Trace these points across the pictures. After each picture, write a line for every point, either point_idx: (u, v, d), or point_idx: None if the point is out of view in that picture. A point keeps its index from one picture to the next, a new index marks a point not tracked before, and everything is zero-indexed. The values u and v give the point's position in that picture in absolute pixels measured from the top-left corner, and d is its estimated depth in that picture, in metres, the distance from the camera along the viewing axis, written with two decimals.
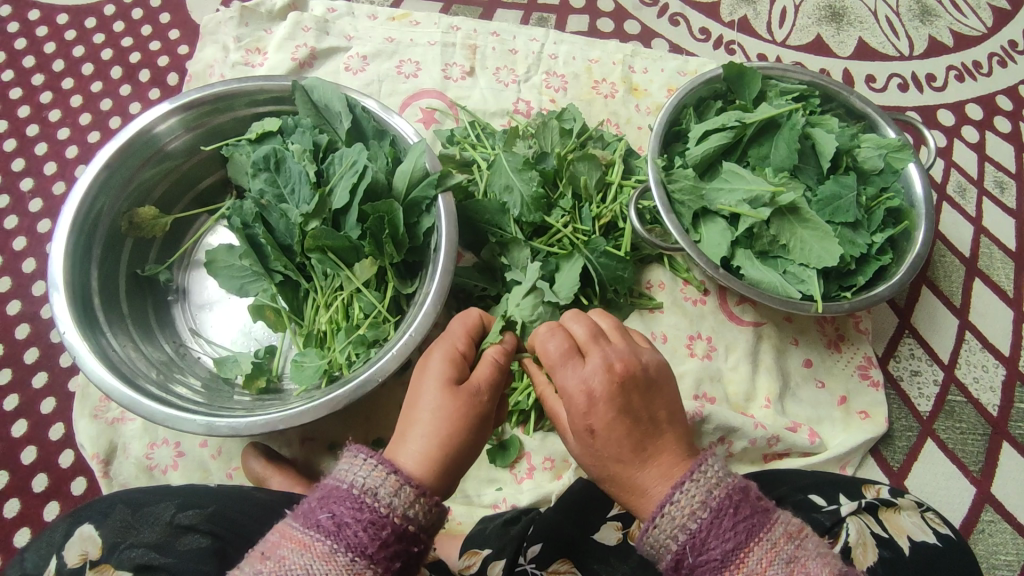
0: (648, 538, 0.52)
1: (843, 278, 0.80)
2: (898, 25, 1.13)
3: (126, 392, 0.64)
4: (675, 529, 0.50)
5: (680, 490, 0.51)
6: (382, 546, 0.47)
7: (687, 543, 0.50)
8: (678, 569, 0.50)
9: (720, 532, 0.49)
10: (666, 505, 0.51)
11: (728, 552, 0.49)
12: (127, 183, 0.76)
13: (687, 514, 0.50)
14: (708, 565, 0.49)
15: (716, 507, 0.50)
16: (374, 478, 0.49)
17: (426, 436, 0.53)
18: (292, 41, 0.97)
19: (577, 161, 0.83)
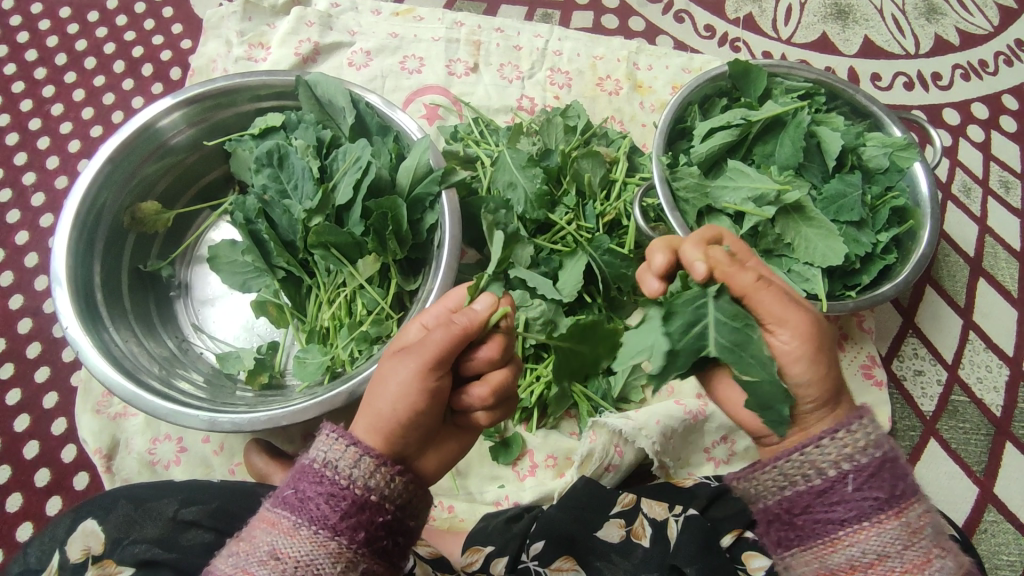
0: (796, 460, 0.51)
1: (847, 277, 0.79)
2: (904, 23, 1.13)
3: (128, 387, 0.64)
4: (842, 456, 0.50)
5: (847, 428, 0.50)
6: (343, 517, 0.48)
7: (854, 475, 0.50)
8: (825, 497, 0.50)
9: (887, 477, 0.50)
10: (828, 437, 0.50)
11: (890, 497, 0.49)
12: (129, 177, 0.76)
13: (861, 447, 0.50)
14: (865, 504, 0.49)
15: (879, 458, 0.50)
16: (331, 449, 0.50)
17: (365, 402, 0.52)
18: (295, 36, 0.96)
19: (581, 158, 0.82)
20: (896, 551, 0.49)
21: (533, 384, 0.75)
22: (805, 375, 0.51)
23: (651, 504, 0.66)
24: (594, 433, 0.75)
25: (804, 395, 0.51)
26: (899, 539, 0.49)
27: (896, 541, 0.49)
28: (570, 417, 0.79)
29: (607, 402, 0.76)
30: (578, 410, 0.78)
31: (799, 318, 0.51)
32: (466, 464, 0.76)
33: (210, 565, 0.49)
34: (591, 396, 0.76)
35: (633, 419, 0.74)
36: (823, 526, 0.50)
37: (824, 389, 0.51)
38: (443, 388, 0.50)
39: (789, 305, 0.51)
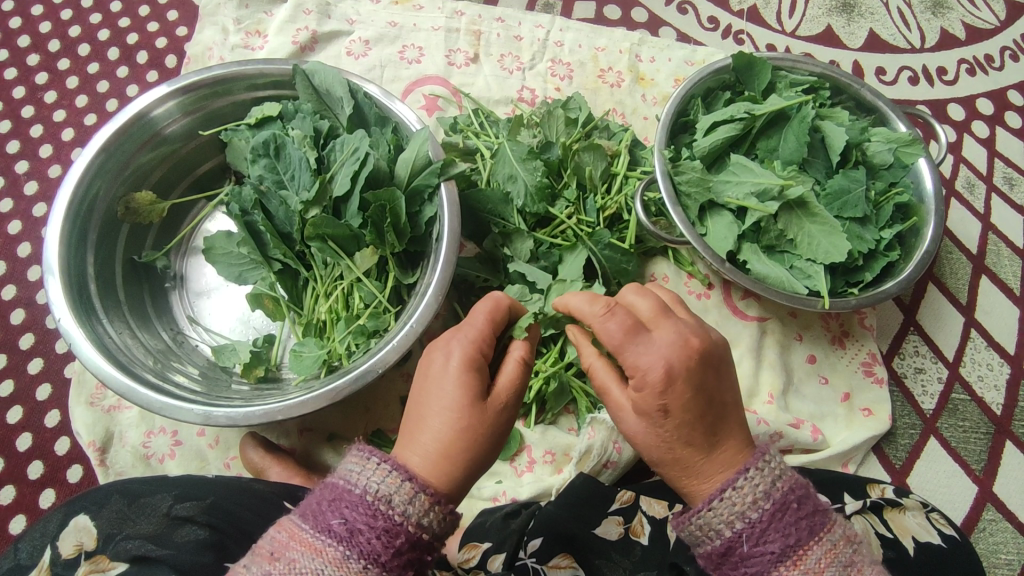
0: (689, 522, 0.52)
1: (850, 274, 0.78)
2: (910, 17, 1.11)
3: (121, 379, 0.63)
4: (734, 516, 0.50)
5: (733, 486, 0.51)
6: (395, 554, 0.47)
7: (746, 533, 0.49)
8: (727, 555, 0.51)
9: (781, 527, 0.49)
10: (717, 499, 0.51)
11: (787, 548, 0.48)
12: (124, 167, 0.75)
13: (748, 504, 0.50)
14: (763, 557, 0.49)
15: (773, 508, 0.50)
16: (395, 490, 0.48)
17: (438, 441, 0.52)
18: (293, 24, 0.95)
19: (583, 151, 0.81)
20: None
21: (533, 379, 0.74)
22: (635, 430, 0.55)
23: (650, 503, 0.66)
24: (593, 429, 0.74)
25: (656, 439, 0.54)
26: None
27: None
28: (568, 413, 0.79)
29: None
30: (576, 406, 0.78)
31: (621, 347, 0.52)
32: None
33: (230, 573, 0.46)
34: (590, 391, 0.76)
35: None
36: None
37: (646, 440, 0.55)
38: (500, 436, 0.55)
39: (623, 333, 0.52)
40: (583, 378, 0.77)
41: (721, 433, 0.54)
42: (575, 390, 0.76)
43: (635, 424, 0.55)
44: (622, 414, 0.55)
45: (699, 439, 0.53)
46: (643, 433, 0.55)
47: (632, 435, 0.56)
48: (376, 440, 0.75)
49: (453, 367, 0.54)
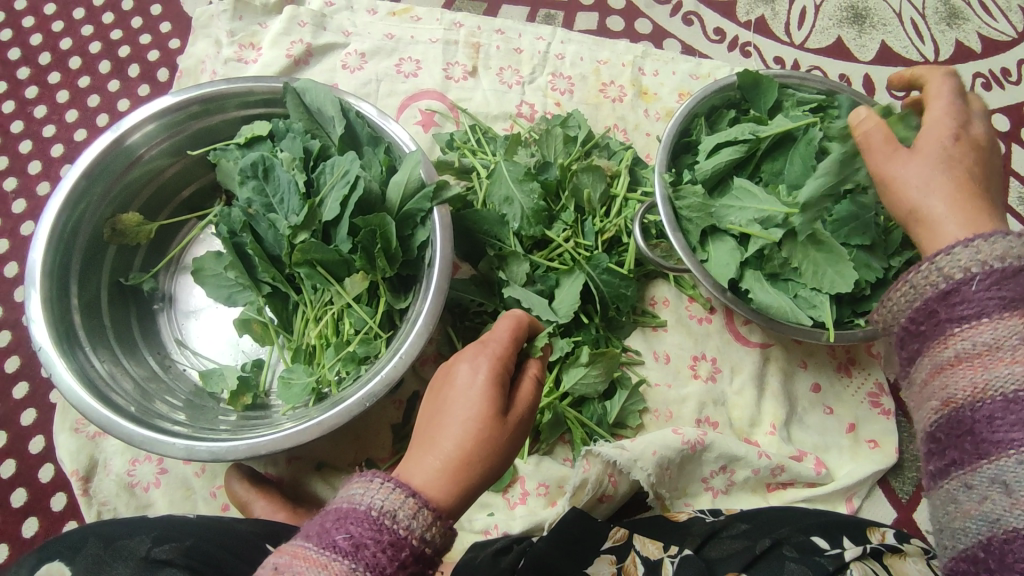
0: (908, 276, 0.50)
1: (856, 303, 0.75)
2: (924, 28, 1.08)
3: (101, 411, 0.62)
4: (973, 263, 0.46)
5: (979, 239, 0.47)
6: (401, 568, 0.43)
7: (981, 276, 0.45)
8: (945, 298, 0.47)
9: (1016, 284, 0.44)
10: (959, 245, 0.48)
11: (1020, 298, 0.44)
12: (110, 188, 0.73)
13: (992, 252, 0.46)
14: (987, 302, 0.45)
15: (1021, 266, 0.45)
16: (394, 505, 0.44)
17: (456, 451, 0.49)
18: (287, 36, 0.93)
19: (580, 172, 0.79)
20: (1017, 349, 0.43)
21: None
22: (908, 173, 0.55)
23: (645, 542, 0.64)
24: (587, 462, 0.71)
25: (933, 198, 0.53)
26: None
27: (1023, 339, 0.43)
28: (563, 442, 0.77)
29: (602, 428, 0.75)
30: (572, 436, 0.76)
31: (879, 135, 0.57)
32: None
33: None
34: (585, 421, 0.75)
35: (628, 450, 0.71)
36: (935, 329, 0.47)
37: (915, 181, 0.54)
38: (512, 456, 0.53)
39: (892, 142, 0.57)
40: (578, 407, 0.75)
41: (980, 198, 0.54)
42: (570, 421, 0.74)
43: (942, 128, 0.56)
44: (899, 157, 0.56)
45: (968, 194, 0.53)
46: (916, 187, 0.54)
47: (893, 183, 0.56)
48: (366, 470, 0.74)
49: (479, 382, 0.52)
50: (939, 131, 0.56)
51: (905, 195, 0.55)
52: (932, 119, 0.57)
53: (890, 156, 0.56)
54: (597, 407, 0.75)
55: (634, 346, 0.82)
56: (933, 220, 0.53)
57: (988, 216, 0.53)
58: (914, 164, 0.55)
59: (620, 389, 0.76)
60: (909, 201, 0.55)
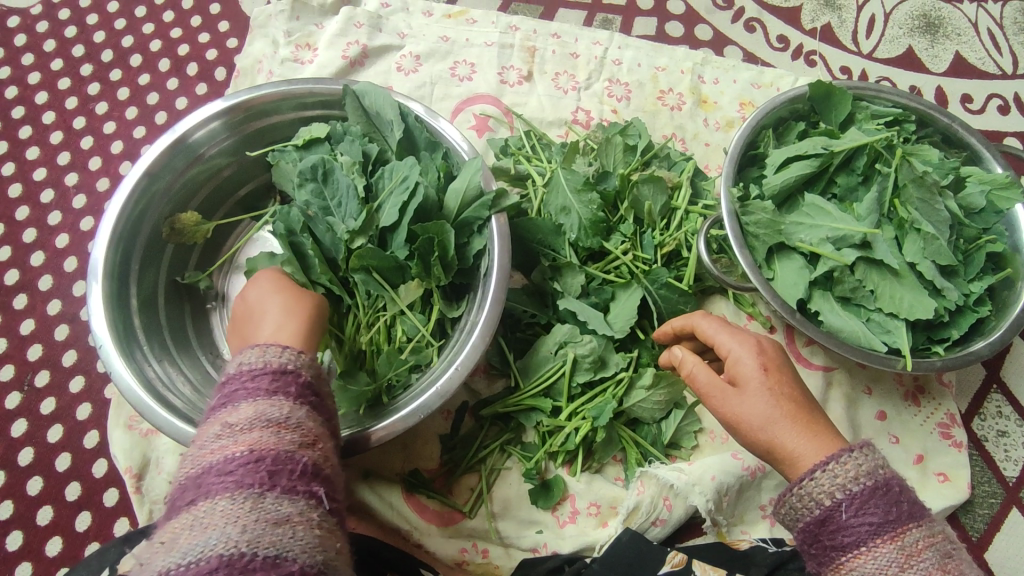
0: (790, 495, 0.53)
1: (933, 329, 0.71)
2: (1001, 39, 1.03)
3: (158, 411, 0.62)
4: (836, 488, 0.51)
5: (835, 459, 0.52)
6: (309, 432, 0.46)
7: (847, 503, 0.50)
8: (825, 525, 0.51)
9: (882, 503, 0.49)
10: (819, 470, 0.52)
11: (886, 521, 0.49)
12: (168, 188, 0.73)
13: (850, 477, 0.50)
14: (861, 529, 0.49)
15: (872, 486, 0.50)
16: (274, 354, 0.49)
17: (283, 329, 0.56)
18: (343, 37, 0.92)
19: (641, 183, 0.76)
20: (895, 574, 0.48)
21: (581, 424, 0.71)
22: (749, 405, 0.56)
23: (704, 569, 0.61)
24: (643, 483, 0.69)
25: (789, 443, 0.54)
26: (896, 562, 0.48)
27: (893, 564, 0.48)
28: (615, 462, 0.75)
29: (656, 449, 0.72)
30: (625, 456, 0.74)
31: (749, 360, 0.58)
32: (503, 506, 0.72)
33: None
34: (640, 442, 0.72)
35: (686, 473, 0.69)
36: (823, 552, 0.51)
37: (753, 420, 0.56)
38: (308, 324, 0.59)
39: (705, 367, 0.60)
40: (633, 427, 0.74)
41: (815, 418, 0.56)
42: (625, 441, 0.72)
43: (744, 365, 0.57)
44: (727, 396, 0.58)
45: (802, 414, 0.55)
46: (756, 423, 0.56)
47: (736, 421, 0.57)
48: (411, 480, 0.71)
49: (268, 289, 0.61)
50: (747, 354, 0.58)
51: (749, 429, 0.56)
52: (729, 350, 0.59)
53: (721, 395, 0.58)
54: (652, 428, 0.73)
55: None
56: (794, 459, 0.54)
57: (829, 434, 0.55)
58: (734, 394, 0.57)
59: (677, 410, 0.73)
60: (759, 438, 0.56)
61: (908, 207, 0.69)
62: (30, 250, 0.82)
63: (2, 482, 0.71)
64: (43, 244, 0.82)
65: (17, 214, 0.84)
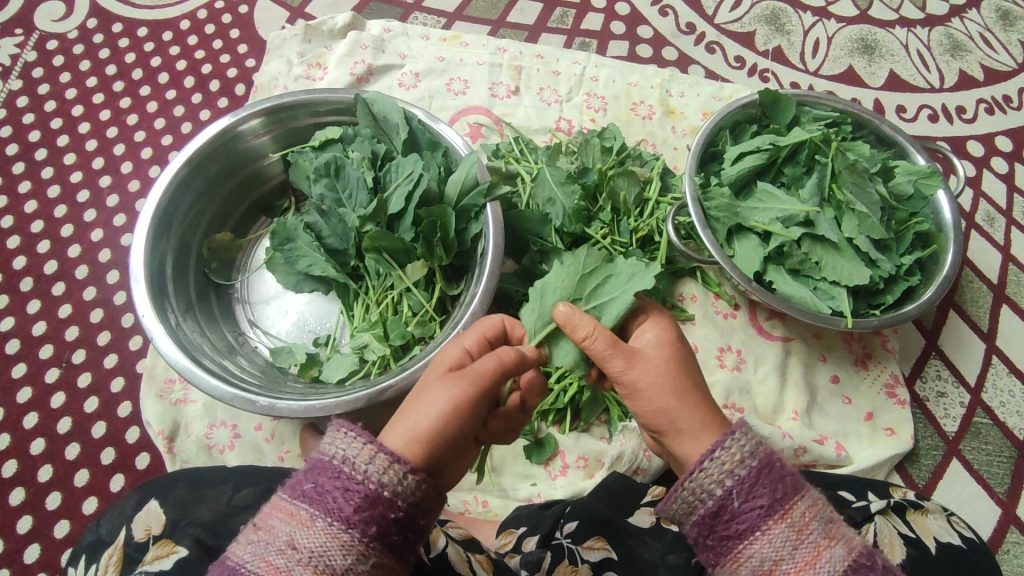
0: (682, 489, 0.53)
1: (871, 296, 0.82)
2: (929, 58, 1.17)
3: (195, 371, 0.70)
4: (724, 475, 0.51)
5: (722, 445, 0.52)
6: (357, 510, 0.47)
7: (736, 489, 0.50)
8: (718, 515, 0.51)
9: (768, 482, 0.50)
10: (707, 459, 0.52)
11: (774, 501, 0.50)
12: (200, 181, 0.83)
13: (737, 462, 0.51)
14: (752, 513, 0.50)
15: (758, 467, 0.51)
16: (372, 466, 0.48)
17: (417, 428, 0.51)
18: (351, 57, 1.03)
19: (617, 177, 0.87)
20: (789, 553, 0.49)
21: (569, 385, 0.79)
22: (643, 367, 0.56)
23: None
24: (625, 436, 0.80)
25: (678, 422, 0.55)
26: (788, 541, 0.49)
27: (786, 544, 0.49)
28: (601, 422, 0.83)
29: None
30: (609, 415, 0.83)
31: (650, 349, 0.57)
32: (501, 461, 0.81)
33: (227, 552, 0.47)
34: (622, 401, 0.81)
35: None
36: (721, 541, 0.51)
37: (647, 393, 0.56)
38: (467, 422, 0.53)
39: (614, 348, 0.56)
40: None
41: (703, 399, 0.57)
42: (609, 400, 0.81)
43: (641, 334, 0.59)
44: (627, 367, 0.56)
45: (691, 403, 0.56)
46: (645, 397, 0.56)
47: (633, 387, 0.57)
48: None
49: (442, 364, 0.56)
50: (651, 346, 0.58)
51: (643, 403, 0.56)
52: (640, 340, 0.58)
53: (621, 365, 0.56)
54: None
55: None
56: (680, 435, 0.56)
57: (713, 415, 0.56)
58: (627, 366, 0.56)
59: None
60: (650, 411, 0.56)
61: (844, 191, 0.80)
62: (67, 244, 0.91)
63: (42, 448, 0.79)
64: (79, 239, 0.91)
65: (55, 212, 0.93)
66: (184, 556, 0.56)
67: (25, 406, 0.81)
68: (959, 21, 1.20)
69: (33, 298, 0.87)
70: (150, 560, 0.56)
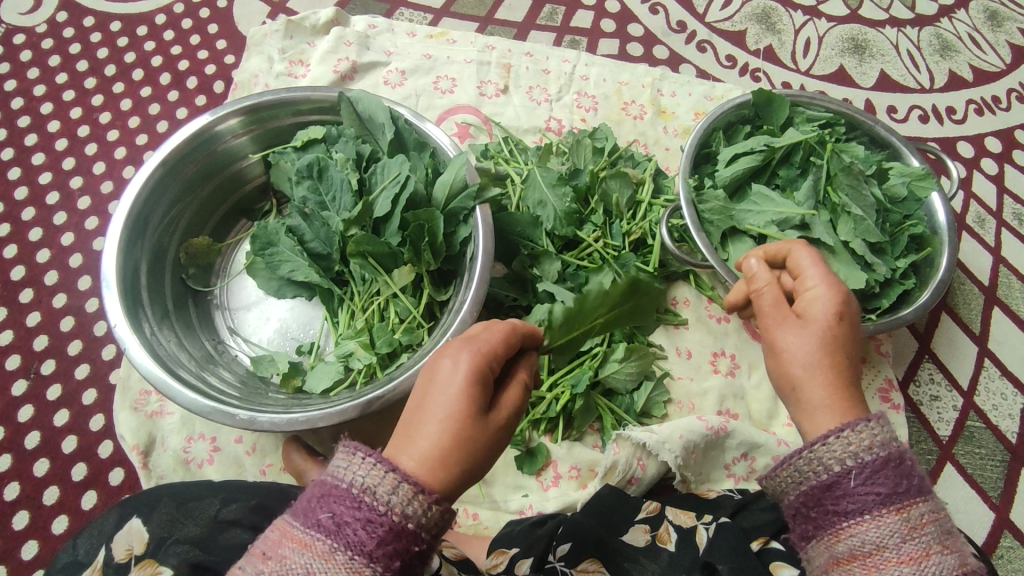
0: (800, 457, 0.53)
1: (867, 300, 0.81)
2: (920, 58, 1.17)
3: (170, 384, 0.66)
4: (847, 454, 0.51)
5: (851, 427, 0.52)
6: (381, 544, 0.43)
7: (857, 470, 0.50)
8: (830, 490, 0.51)
9: (892, 475, 0.50)
10: (833, 435, 0.52)
11: (894, 493, 0.49)
12: (177, 183, 0.79)
13: (865, 446, 0.51)
14: (867, 497, 0.50)
15: (886, 457, 0.51)
16: (392, 495, 0.44)
17: (434, 455, 0.47)
18: (334, 54, 1.00)
19: (609, 179, 0.85)
20: (895, 544, 0.48)
21: (561, 394, 0.77)
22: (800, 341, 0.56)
23: (676, 513, 0.68)
24: (618, 445, 0.76)
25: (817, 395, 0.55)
26: (899, 533, 0.48)
27: (895, 534, 0.48)
28: (593, 430, 0.82)
29: (630, 416, 0.80)
30: (601, 423, 0.81)
31: (827, 299, 0.57)
32: (491, 472, 0.78)
33: None
34: (615, 408, 0.80)
35: (656, 433, 0.76)
36: (827, 515, 0.51)
37: (800, 354, 0.56)
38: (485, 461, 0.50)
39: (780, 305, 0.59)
40: (608, 396, 0.81)
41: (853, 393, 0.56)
42: (601, 408, 0.79)
43: (816, 306, 0.57)
44: (786, 322, 0.58)
45: (836, 377, 0.55)
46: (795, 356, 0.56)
47: (780, 350, 0.58)
48: None
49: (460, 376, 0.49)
50: (826, 297, 0.57)
51: (791, 362, 0.57)
52: (811, 286, 0.59)
53: (780, 319, 0.58)
54: (625, 397, 0.80)
55: (658, 343, 0.86)
56: (810, 405, 0.55)
57: (856, 404, 0.55)
58: (797, 327, 0.57)
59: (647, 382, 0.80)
60: (793, 371, 0.57)
61: (839, 193, 0.79)
62: (35, 248, 0.86)
63: (9, 464, 0.75)
64: (49, 243, 0.87)
65: (23, 215, 0.89)
66: None
67: None
68: (948, 21, 1.20)
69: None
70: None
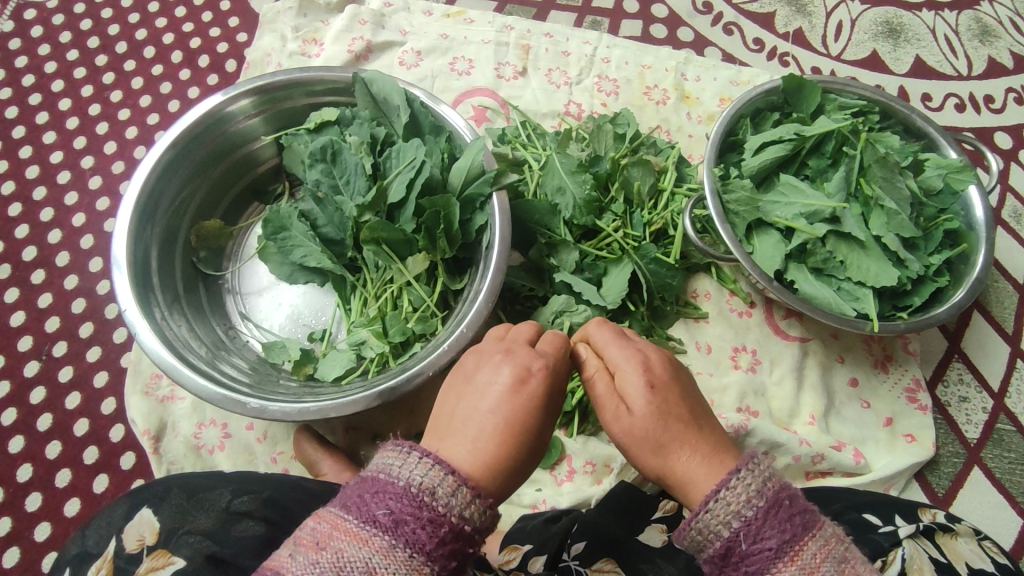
0: (689, 527, 0.49)
1: (897, 298, 0.78)
2: (957, 44, 1.11)
3: (181, 370, 0.65)
4: (732, 517, 0.47)
5: (727, 485, 0.48)
6: (440, 544, 0.43)
7: (743, 531, 0.47)
8: (727, 556, 0.47)
9: (776, 523, 0.46)
10: (712, 498, 0.48)
11: (784, 543, 0.46)
12: (188, 164, 0.78)
13: (744, 503, 0.47)
14: (761, 555, 0.46)
15: (766, 507, 0.47)
16: (450, 496, 0.44)
17: (477, 449, 0.49)
18: (349, 33, 0.97)
19: (631, 166, 0.82)
20: None
21: (577, 387, 0.76)
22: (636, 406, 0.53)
23: None
24: None
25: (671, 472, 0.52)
26: None
27: None
28: (608, 425, 0.79)
29: None
30: None
31: (636, 374, 0.54)
32: None
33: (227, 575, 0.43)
34: None
35: None
36: None
37: (647, 441, 0.52)
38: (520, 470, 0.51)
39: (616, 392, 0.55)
40: None
41: (700, 423, 0.54)
42: None
43: (630, 379, 0.54)
44: (619, 413, 0.54)
45: (691, 435, 0.52)
46: (643, 439, 0.53)
47: (631, 441, 0.53)
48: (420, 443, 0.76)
49: (502, 379, 0.52)
50: (633, 373, 0.54)
51: (640, 450, 0.53)
52: (618, 365, 0.55)
53: (611, 412, 0.54)
54: None
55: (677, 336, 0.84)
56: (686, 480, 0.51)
57: (720, 446, 0.53)
58: (626, 409, 0.54)
59: None
60: (647, 458, 0.53)
61: (873, 185, 0.76)
62: (47, 229, 0.86)
63: (21, 446, 0.75)
64: (60, 223, 0.86)
65: (34, 194, 0.88)
66: (182, 568, 0.53)
67: (4, 401, 0.77)
68: (989, 5, 1.14)
69: (11, 286, 0.82)
70: (144, 572, 0.53)
